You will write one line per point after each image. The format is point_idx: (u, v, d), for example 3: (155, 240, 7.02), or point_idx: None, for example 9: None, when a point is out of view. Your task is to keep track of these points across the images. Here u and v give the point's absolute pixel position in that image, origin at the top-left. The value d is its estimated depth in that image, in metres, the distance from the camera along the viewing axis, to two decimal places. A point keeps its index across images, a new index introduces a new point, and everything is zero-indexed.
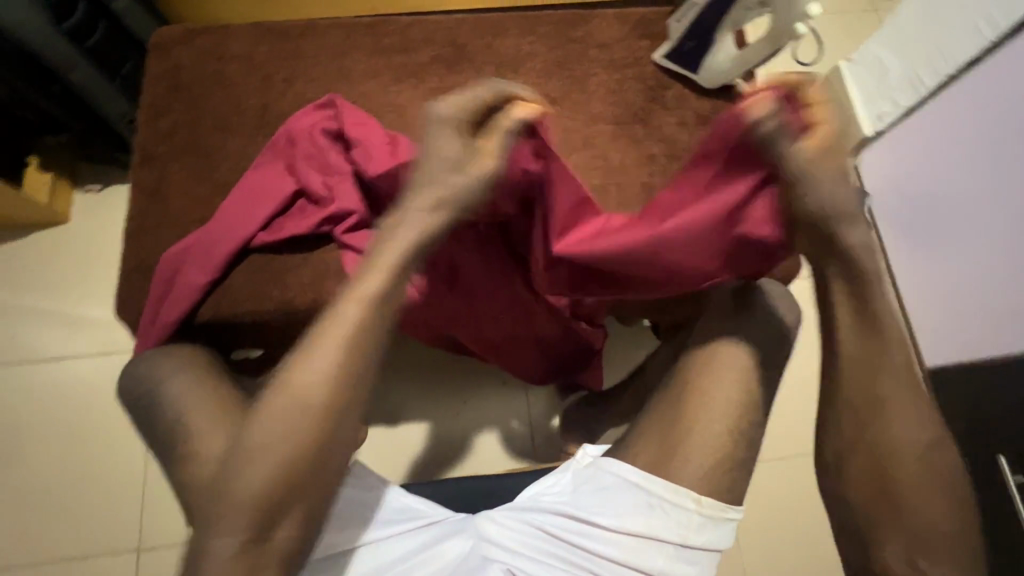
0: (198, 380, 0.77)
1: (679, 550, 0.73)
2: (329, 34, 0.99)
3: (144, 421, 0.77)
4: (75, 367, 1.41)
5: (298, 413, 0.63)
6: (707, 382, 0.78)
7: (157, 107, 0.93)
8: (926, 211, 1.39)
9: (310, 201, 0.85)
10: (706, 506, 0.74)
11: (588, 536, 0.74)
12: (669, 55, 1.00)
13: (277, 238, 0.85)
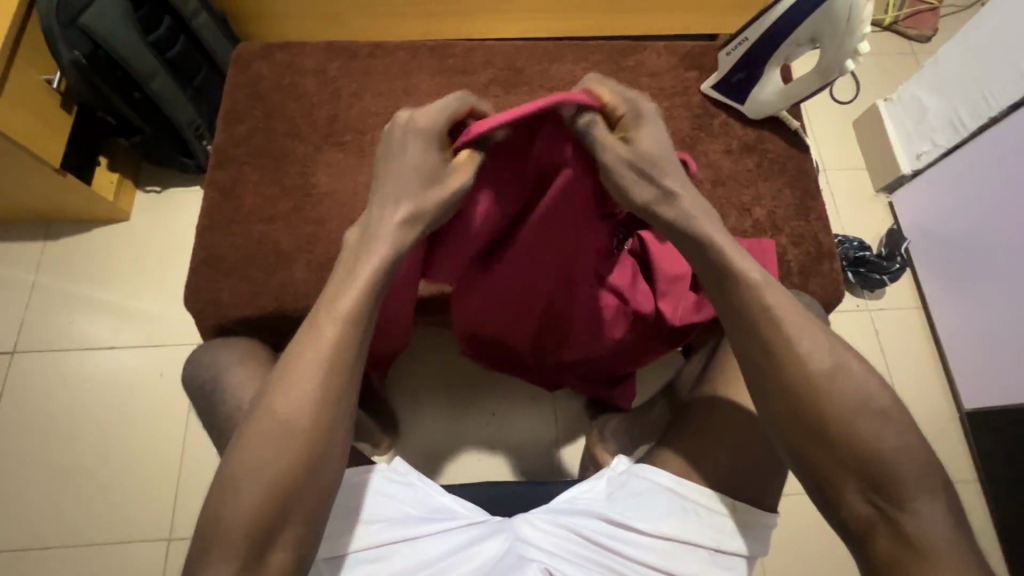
0: (256, 370, 0.81)
1: (715, 557, 0.74)
2: (396, 54, 1.06)
3: (204, 401, 0.82)
4: (124, 355, 1.47)
5: (284, 442, 0.62)
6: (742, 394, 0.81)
7: (236, 114, 1.01)
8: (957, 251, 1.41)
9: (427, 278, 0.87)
10: (739, 511, 0.75)
11: (626, 540, 0.74)
12: (717, 86, 1.04)
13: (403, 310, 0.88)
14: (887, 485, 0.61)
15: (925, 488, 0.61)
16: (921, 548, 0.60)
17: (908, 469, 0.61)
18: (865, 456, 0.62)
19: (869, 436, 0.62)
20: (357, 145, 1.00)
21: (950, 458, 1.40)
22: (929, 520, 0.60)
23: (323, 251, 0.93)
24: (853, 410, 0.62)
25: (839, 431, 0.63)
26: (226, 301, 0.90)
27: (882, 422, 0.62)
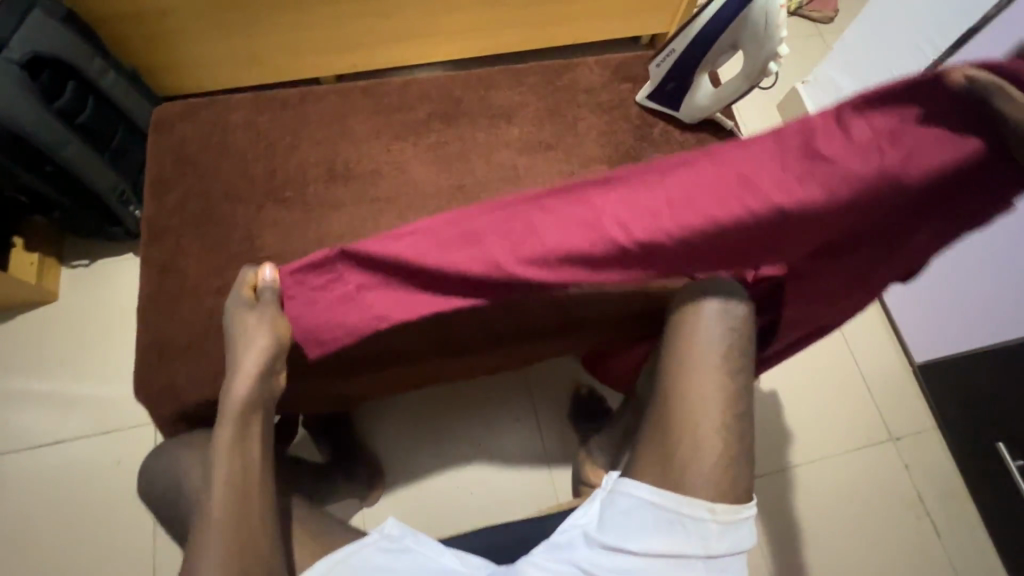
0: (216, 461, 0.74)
1: (709, 564, 0.69)
2: (327, 98, 1.03)
3: (178, 502, 0.77)
4: (74, 448, 1.36)
5: None
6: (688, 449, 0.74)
7: (165, 181, 0.95)
8: None
9: (352, 265, 0.72)
10: (721, 513, 0.71)
11: (622, 566, 0.70)
12: (651, 96, 1.06)
13: (351, 277, 0.73)
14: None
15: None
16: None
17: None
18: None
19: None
20: (301, 199, 0.95)
21: (910, 409, 1.52)
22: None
23: None
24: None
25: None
26: (182, 388, 0.82)
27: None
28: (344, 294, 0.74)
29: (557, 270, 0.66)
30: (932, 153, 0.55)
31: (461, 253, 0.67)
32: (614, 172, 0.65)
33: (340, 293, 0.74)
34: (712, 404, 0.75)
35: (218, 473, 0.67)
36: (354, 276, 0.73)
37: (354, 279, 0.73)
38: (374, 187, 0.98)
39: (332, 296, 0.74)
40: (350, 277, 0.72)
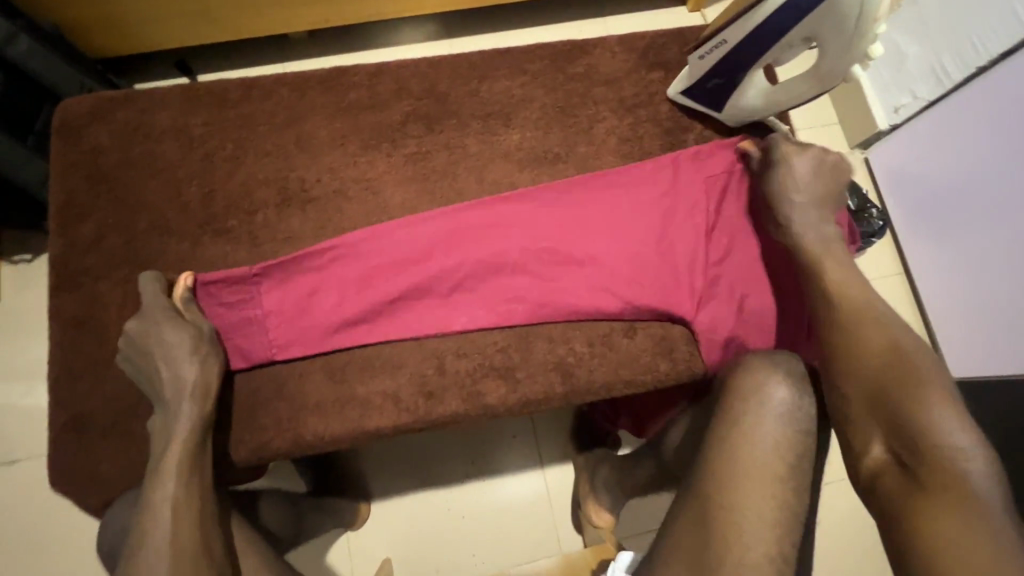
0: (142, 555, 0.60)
1: None
2: (279, 93, 0.82)
3: None
4: (26, 469, 1.22)
5: None
6: (739, 523, 0.62)
7: (78, 205, 0.76)
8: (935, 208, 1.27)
9: (265, 281, 0.74)
10: None
11: None
12: (686, 91, 0.84)
13: (262, 294, 0.74)
14: (924, 432, 0.59)
15: (936, 396, 0.60)
16: (963, 484, 0.55)
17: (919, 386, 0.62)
18: (876, 378, 0.64)
19: (898, 362, 0.63)
20: (247, 230, 0.77)
21: None
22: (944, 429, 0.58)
23: (229, 384, 0.72)
24: (882, 349, 0.65)
25: (845, 337, 0.68)
26: (109, 478, 0.68)
27: (898, 352, 0.64)
28: (268, 307, 0.74)
29: (480, 260, 0.77)
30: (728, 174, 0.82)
31: (385, 255, 0.77)
32: (521, 192, 0.80)
33: (256, 312, 0.74)
34: (760, 527, 0.62)
35: (150, 546, 0.59)
36: (263, 291, 0.74)
37: (267, 288, 0.74)
38: (339, 213, 0.78)
39: (248, 315, 0.74)
40: (260, 291, 0.74)
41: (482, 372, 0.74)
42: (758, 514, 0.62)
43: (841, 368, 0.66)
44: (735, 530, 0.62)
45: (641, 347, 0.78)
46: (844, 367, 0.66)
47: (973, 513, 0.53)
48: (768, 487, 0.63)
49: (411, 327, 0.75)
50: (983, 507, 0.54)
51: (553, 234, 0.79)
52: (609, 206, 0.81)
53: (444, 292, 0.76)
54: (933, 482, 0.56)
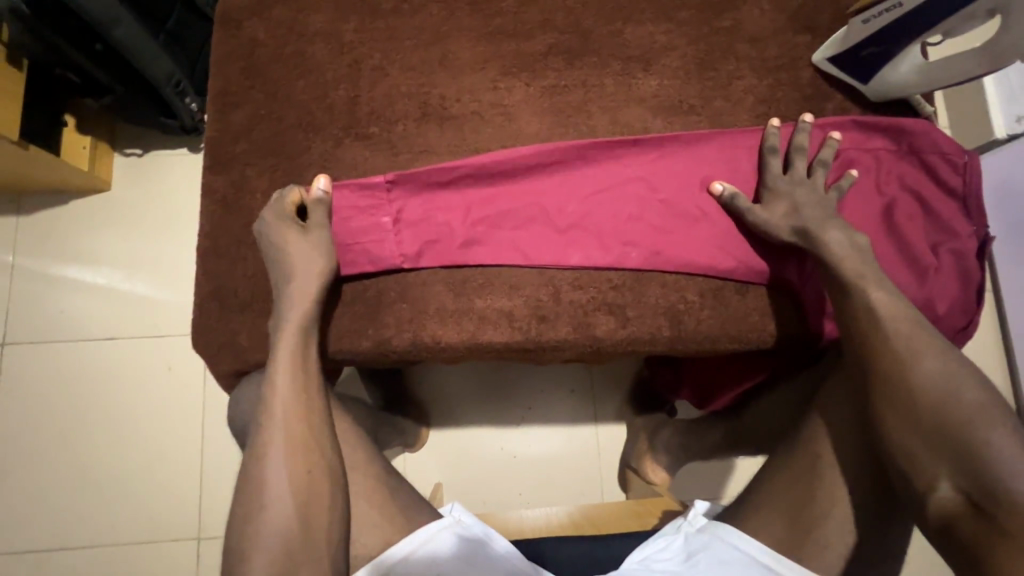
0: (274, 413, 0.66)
1: None
2: (428, 11, 0.83)
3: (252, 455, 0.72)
4: (124, 347, 1.32)
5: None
6: (832, 474, 0.69)
7: (233, 94, 0.80)
8: None
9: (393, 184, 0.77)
10: None
11: None
12: (834, 59, 0.82)
13: (391, 196, 0.76)
14: (989, 461, 0.54)
15: (1002, 425, 0.55)
16: (1000, 466, 0.54)
17: (981, 414, 0.57)
18: (933, 401, 0.58)
19: (962, 389, 0.58)
20: (386, 138, 0.80)
21: None
22: (1009, 459, 0.53)
23: (356, 281, 0.76)
24: (937, 376, 0.59)
25: (898, 354, 0.62)
26: (244, 347, 0.74)
27: (957, 371, 0.59)
28: (394, 210, 0.76)
29: (598, 198, 0.79)
30: (855, 141, 0.82)
31: (510, 175, 0.79)
32: (647, 137, 0.80)
33: (383, 212, 0.76)
34: (851, 482, 0.68)
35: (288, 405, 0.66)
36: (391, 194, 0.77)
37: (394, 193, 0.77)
38: (473, 134, 0.80)
39: (374, 216, 0.76)
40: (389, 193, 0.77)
41: (594, 306, 0.77)
42: (849, 471, 0.69)
43: (890, 380, 0.61)
44: (827, 481, 0.69)
45: (750, 306, 0.78)
46: (892, 381, 0.61)
47: None
48: (867, 451, 0.68)
49: (527, 253, 0.77)
50: None
51: (675, 182, 0.79)
52: (732, 162, 0.81)
53: (563, 224, 0.78)
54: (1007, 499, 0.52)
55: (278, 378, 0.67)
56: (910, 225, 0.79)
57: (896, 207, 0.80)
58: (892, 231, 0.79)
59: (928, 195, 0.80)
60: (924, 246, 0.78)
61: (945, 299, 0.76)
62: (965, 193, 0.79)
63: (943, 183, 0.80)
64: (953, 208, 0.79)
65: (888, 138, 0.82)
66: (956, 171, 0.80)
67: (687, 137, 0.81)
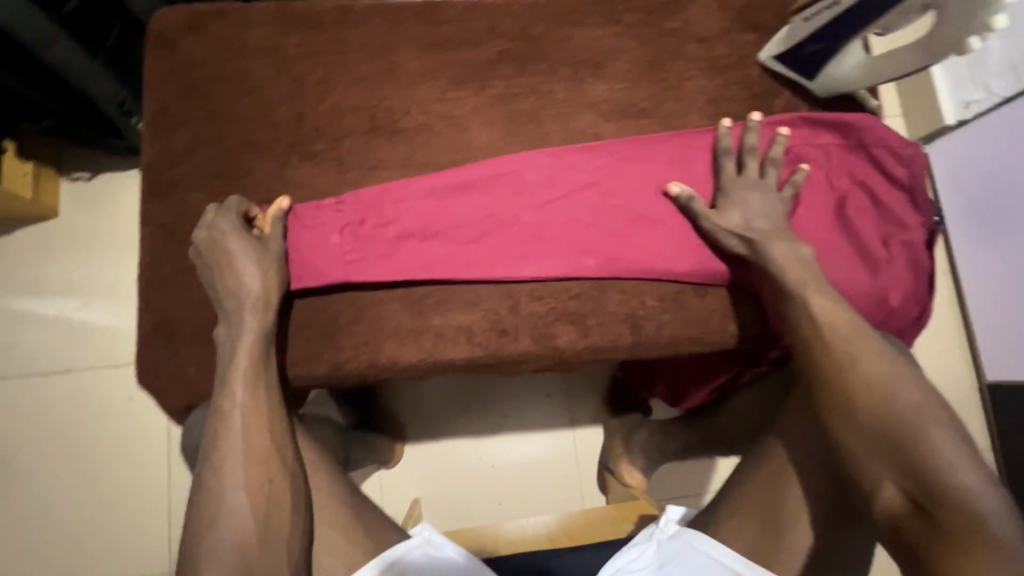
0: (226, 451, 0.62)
1: None
2: (371, 21, 0.81)
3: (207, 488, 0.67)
4: (80, 380, 1.26)
5: None
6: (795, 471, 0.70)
7: (169, 116, 0.77)
8: (996, 210, 1.27)
9: (341, 204, 0.75)
10: None
11: None
12: (781, 57, 0.82)
13: (340, 216, 0.75)
14: (927, 460, 0.56)
15: (936, 423, 0.58)
16: (939, 467, 0.56)
17: (919, 412, 0.59)
18: (874, 401, 0.60)
19: (900, 390, 0.60)
20: (334, 156, 0.77)
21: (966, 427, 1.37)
22: (945, 457, 0.56)
23: (309, 304, 0.74)
24: (877, 376, 0.61)
25: (837, 360, 0.64)
26: (192, 381, 0.70)
27: (895, 372, 0.61)
28: (344, 230, 0.75)
29: (553, 207, 0.78)
30: (802, 138, 0.83)
31: (461, 189, 0.78)
32: (600, 143, 0.80)
33: (332, 233, 0.74)
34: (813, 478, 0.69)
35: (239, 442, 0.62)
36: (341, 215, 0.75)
37: (344, 214, 0.75)
38: (423, 148, 0.79)
39: (325, 238, 0.74)
40: (338, 214, 0.75)
41: (554, 317, 0.76)
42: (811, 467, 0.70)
43: (831, 386, 0.63)
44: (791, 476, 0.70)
45: (711, 307, 0.78)
46: (836, 385, 0.63)
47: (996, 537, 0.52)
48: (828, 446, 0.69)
49: (483, 267, 0.76)
50: (993, 524, 0.53)
51: (630, 188, 0.79)
52: (686, 165, 0.81)
53: (519, 235, 0.77)
54: (944, 499, 0.55)
55: (232, 403, 0.63)
56: (860, 218, 0.79)
57: (845, 201, 0.80)
58: (842, 226, 0.80)
59: (876, 188, 0.81)
60: (874, 239, 0.78)
61: (898, 290, 0.77)
62: (911, 184, 0.81)
63: (889, 175, 0.81)
64: (901, 199, 0.80)
65: (834, 133, 0.83)
66: (901, 162, 0.81)
67: (640, 142, 0.81)
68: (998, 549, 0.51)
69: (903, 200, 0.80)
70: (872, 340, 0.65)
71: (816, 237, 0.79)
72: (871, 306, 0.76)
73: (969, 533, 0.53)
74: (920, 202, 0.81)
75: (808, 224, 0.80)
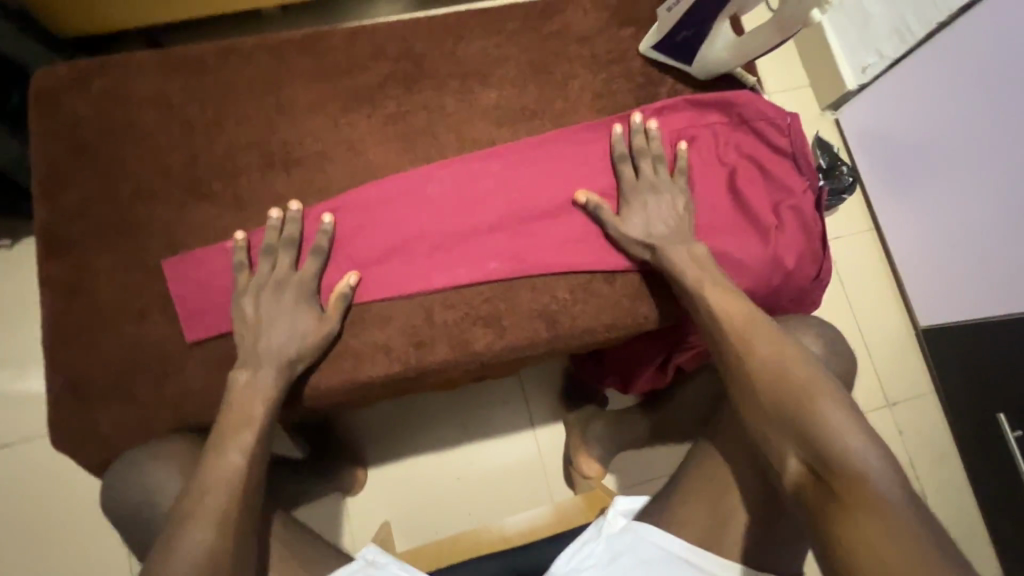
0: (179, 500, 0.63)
1: None
2: (257, 59, 0.82)
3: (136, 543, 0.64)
4: (21, 453, 1.22)
5: None
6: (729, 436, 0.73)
7: (60, 175, 0.77)
8: (908, 164, 1.33)
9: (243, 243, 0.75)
10: None
11: None
12: (657, 47, 0.86)
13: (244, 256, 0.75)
14: (821, 433, 0.60)
15: (826, 398, 0.61)
16: (833, 437, 0.59)
17: (813, 384, 0.63)
18: (771, 376, 0.64)
19: (790, 365, 0.65)
20: (233, 194, 0.78)
21: (908, 374, 1.42)
22: (836, 426, 0.59)
23: (220, 344, 0.73)
24: (770, 355, 0.66)
25: (736, 348, 0.68)
26: (110, 437, 0.70)
27: (784, 352, 0.66)
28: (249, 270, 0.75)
29: (456, 217, 0.80)
30: (685, 119, 0.86)
31: (362, 211, 0.79)
32: (495, 150, 0.83)
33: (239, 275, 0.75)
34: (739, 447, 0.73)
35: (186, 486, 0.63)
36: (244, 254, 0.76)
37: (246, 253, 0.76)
38: (322, 175, 0.80)
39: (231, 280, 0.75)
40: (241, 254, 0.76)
41: (470, 323, 0.77)
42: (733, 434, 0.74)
43: (734, 373, 0.67)
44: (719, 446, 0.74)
45: (621, 293, 0.81)
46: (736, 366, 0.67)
47: (884, 497, 0.55)
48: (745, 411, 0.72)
49: (394, 284, 0.77)
50: (883, 487, 0.56)
51: (529, 188, 0.82)
52: (580, 159, 0.84)
53: (426, 248, 0.79)
54: (835, 462, 0.58)
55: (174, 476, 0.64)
56: (750, 190, 0.83)
57: (733, 176, 0.84)
58: (733, 200, 0.83)
59: (761, 159, 0.84)
60: (765, 208, 0.82)
61: (791, 253, 0.80)
62: (793, 152, 0.85)
63: (772, 145, 0.85)
64: (786, 166, 0.84)
65: (716, 111, 0.86)
66: (779, 131, 0.85)
67: (534, 143, 0.84)
68: (886, 509, 0.54)
69: (788, 167, 0.84)
70: (769, 330, 0.69)
71: (711, 214, 0.83)
72: (767, 272, 0.80)
73: (859, 493, 0.56)
74: (802, 167, 0.85)
75: (701, 202, 0.83)
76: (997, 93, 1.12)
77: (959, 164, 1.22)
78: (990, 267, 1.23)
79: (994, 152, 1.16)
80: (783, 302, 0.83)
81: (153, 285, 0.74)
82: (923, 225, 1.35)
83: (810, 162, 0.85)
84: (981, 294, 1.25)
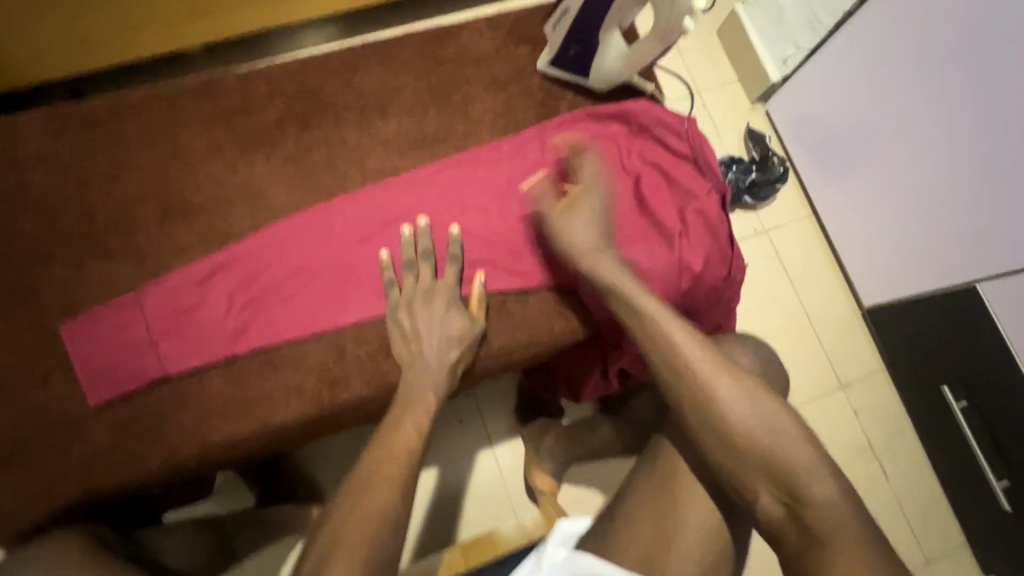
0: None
1: None
2: (149, 109, 0.81)
3: None
4: None
5: None
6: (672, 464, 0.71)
7: None
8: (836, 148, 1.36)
9: (144, 299, 0.74)
10: None
11: None
12: (553, 63, 0.88)
13: (146, 312, 0.74)
14: (783, 467, 0.60)
15: (786, 430, 0.62)
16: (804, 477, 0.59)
17: (773, 418, 0.62)
18: (738, 421, 0.62)
19: (751, 403, 0.63)
20: (131, 248, 0.77)
21: (857, 354, 1.44)
22: (803, 463, 0.60)
23: (125, 403, 0.72)
24: (736, 395, 0.63)
25: (697, 389, 0.64)
26: (14, 510, 0.68)
27: (744, 391, 0.63)
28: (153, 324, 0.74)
29: (363, 249, 0.80)
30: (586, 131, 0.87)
31: (265, 252, 0.78)
32: (399, 178, 0.82)
33: (142, 331, 0.74)
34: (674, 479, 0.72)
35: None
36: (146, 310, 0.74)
37: (148, 308, 0.74)
38: (223, 220, 0.79)
39: (135, 336, 0.73)
40: (143, 310, 0.74)
41: (386, 355, 0.77)
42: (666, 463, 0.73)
43: None
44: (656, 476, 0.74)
45: (536, 308, 0.81)
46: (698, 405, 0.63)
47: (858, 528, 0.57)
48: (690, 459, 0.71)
49: (304, 323, 0.76)
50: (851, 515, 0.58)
51: (436, 213, 0.82)
52: (486, 178, 0.84)
53: (334, 283, 0.78)
54: (811, 509, 0.58)
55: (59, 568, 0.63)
56: (653, 195, 0.84)
57: (637, 182, 0.85)
58: (639, 207, 0.84)
59: (662, 164, 0.86)
60: (669, 212, 0.83)
61: (696, 255, 0.81)
62: (693, 155, 0.87)
63: (673, 149, 0.87)
64: (687, 169, 0.86)
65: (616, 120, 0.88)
66: (678, 136, 0.87)
67: (438, 167, 0.84)
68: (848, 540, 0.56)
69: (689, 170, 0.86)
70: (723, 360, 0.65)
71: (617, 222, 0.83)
72: (674, 275, 0.81)
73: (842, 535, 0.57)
74: (704, 169, 0.87)
75: (607, 212, 0.84)
76: (910, 71, 1.15)
77: (883, 143, 1.25)
78: (922, 241, 1.24)
79: (914, 130, 1.18)
80: (696, 302, 0.84)
81: (54, 350, 0.73)
82: (857, 207, 1.37)
83: (711, 163, 0.87)
84: (914, 269, 1.27)
